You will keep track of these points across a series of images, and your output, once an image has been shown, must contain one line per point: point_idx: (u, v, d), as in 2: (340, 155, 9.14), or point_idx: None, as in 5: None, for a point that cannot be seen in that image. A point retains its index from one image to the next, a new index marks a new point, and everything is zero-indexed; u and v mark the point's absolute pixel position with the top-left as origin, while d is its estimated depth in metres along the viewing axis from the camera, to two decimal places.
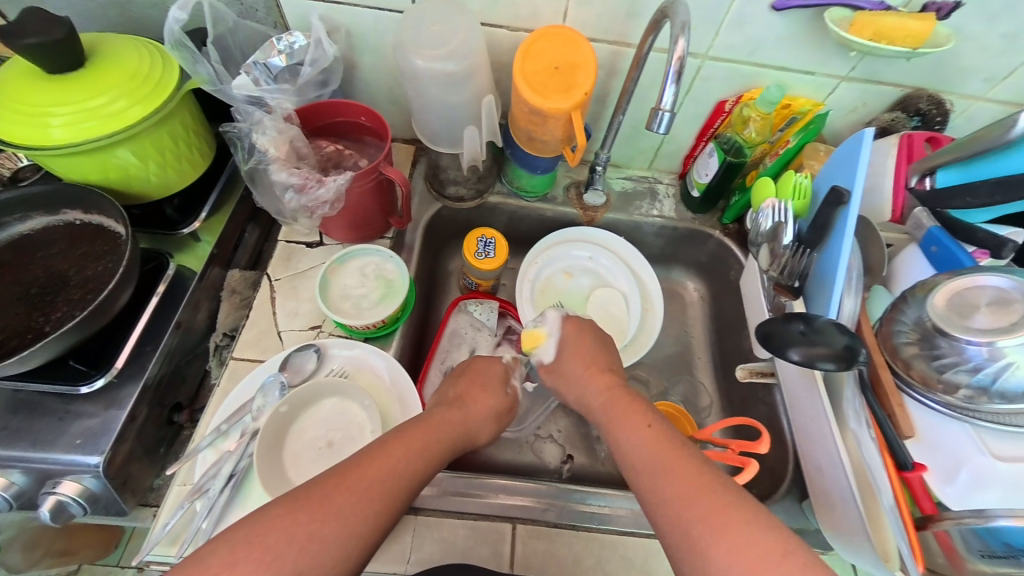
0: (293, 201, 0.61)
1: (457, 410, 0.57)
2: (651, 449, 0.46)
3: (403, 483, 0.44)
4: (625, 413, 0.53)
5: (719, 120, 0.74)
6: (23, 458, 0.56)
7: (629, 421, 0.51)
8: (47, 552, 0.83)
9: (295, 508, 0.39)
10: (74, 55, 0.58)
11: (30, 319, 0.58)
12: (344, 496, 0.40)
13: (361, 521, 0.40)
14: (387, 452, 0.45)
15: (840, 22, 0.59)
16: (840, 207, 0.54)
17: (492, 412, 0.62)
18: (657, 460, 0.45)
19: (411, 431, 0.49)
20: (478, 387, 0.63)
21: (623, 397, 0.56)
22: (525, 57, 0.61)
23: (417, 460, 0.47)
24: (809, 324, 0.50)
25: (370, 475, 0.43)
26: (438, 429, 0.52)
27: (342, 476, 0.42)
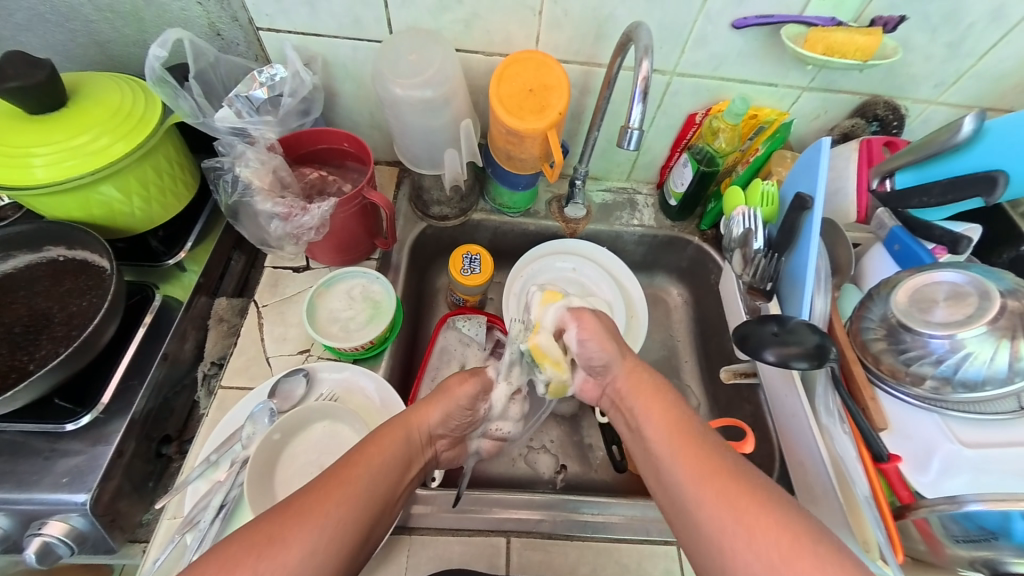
0: (279, 229, 0.63)
1: (416, 412, 0.55)
2: (671, 432, 0.49)
3: (370, 492, 0.45)
4: (644, 392, 0.54)
5: (691, 132, 0.77)
6: (7, 501, 0.55)
7: (648, 401, 0.53)
8: None
9: (257, 528, 0.39)
10: (55, 96, 0.59)
11: (13, 359, 0.58)
12: (311, 504, 0.41)
13: (323, 536, 0.40)
14: (342, 479, 0.44)
15: (795, 38, 0.62)
16: (805, 212, 0.56)
17: (456, 409, 0.57)
18: (677, 454, 0.47)
19: (366, 448, 0.48)
20: (453, 383, 0.59)
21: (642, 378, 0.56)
22: (500, 81, 0.63)
23: (375, 482, 0.46)
24: (782, 324, 0.52)
25: (327, 503, 0.42)
26: (394, 437, 0.51)
27: (299, 504, 0.41)
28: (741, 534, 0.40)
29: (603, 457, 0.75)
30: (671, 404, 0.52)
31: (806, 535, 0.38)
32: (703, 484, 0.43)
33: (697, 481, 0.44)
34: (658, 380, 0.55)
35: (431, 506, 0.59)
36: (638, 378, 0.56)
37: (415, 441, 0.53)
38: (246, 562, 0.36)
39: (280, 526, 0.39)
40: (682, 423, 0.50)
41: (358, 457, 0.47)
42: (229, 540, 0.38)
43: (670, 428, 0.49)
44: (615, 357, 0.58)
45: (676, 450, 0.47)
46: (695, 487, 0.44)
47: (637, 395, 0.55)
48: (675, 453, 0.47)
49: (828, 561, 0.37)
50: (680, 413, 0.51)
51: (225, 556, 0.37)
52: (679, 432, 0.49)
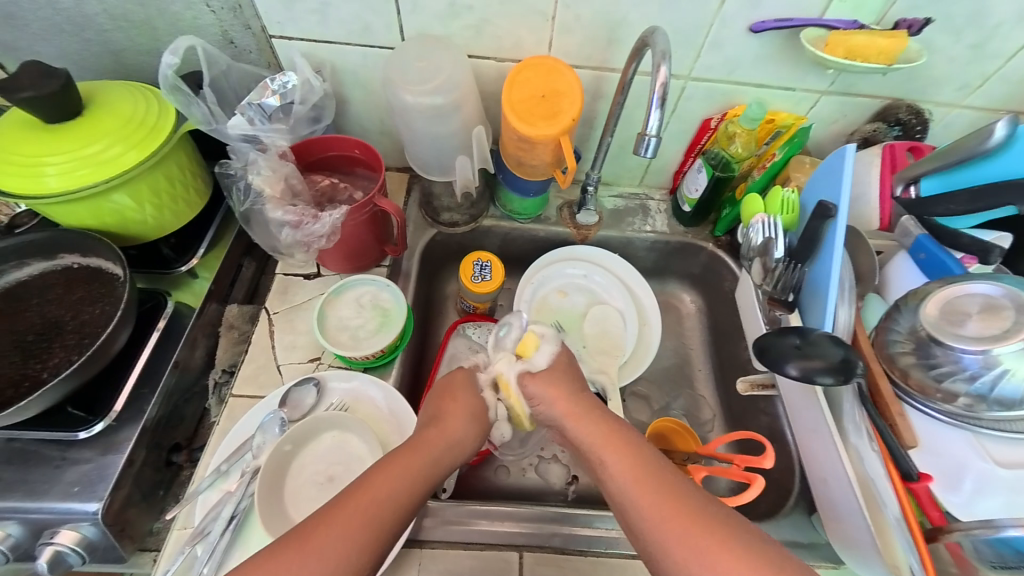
0: (288, 237, 0.62)
1: (439, 427, 0.54)
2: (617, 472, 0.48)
3: (388, 515, 0.44)
4: (603, 438, 0.53)
5: (705, 136, 0.76)
6: (19, 509, 0.55)
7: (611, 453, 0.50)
8: None
9: (277, 556, 0.40)
10: (69, 106, 0.59)
11: (26, 367, 0.58)
12: (326, 535, 0.41)
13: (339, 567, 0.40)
14: (338, 515, 0.42)
15: (815, 41, 0.61)
16: (829, 220, 0.54)
17: (478, 418, 0.58)
18: (641, 493, 0.46)
19: (385, 469, 0.47)
20: (448, 398, 0.59)
21: (609, 421, 0.55)
22: (511, 87, 0.62)
23: (386, 508, 0.44)
24: (804, 337, 0.50)
25: (318, 544, 0.41)
26: (414, 456, 0.50)
27: (292, 542, 0.41)
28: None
29: None
30: (627, 443, 0.51)
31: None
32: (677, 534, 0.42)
33: (666, 529, 0.43)
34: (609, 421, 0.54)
35: (441, 518, 0.58)
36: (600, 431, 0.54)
37: (431, 464, 0.50)
38: None
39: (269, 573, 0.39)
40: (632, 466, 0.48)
41: (363, 487, 0.45)
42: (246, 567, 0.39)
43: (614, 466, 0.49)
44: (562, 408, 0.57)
45: (633, 480, 0.47)
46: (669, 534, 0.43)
47: (602, 446, 0.52)
48: (632, 489, 0.47)
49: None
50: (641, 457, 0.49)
51: None
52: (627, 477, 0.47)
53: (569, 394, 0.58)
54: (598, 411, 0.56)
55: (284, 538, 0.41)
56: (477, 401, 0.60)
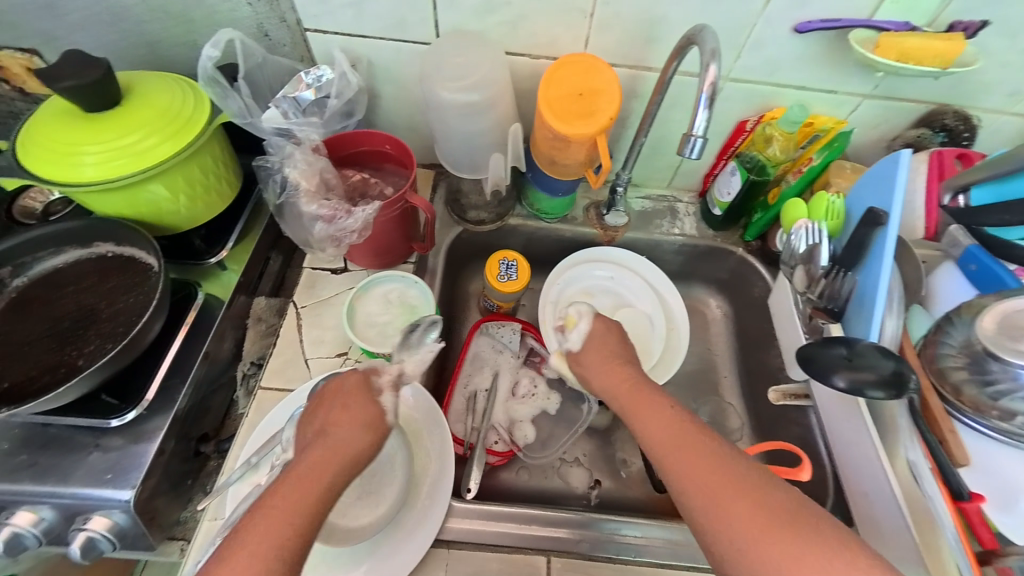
0: (321, 231, 0.62)
1: (338, 440, 0.46)
2: (669, 446, 0.44)
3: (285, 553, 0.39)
4: (642, 401, 0.49)
5: (740, 139, 0.74)
6: (53, 493, 0.56)
7: (649, 416, 0.47)
8: None
9: None
10: (109, 96, 0.59)
11: (61, 354, 0.59)
12: None
13: None
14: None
15: (864, 43, 0.59)
16: (879, 228, 0.53)
17: (384, 420, 0.48)
18: (672, 454, 0.44)
19: (270, 505, 0.41)
20: (339, 408, 0.49)
21: (640, 391, 0.49)
22: (548, 85, 0.61)
23: (275, 552, 0.39)
24: (850, 348, 0.48)
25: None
26: (306, 485, 0.42)
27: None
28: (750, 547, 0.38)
29: (637, 472, 0.73)
30: (670, 413, 0.46)
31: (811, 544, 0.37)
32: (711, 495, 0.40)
33: (702, 493, 0.41)
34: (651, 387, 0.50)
35: (467, 520, 0.57)
36: (638, 391, 0.50)
37: (325, 488, 0.43)
38: None
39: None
40: (698, 439, 0.43)
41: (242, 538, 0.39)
42: None
43: (671, 443, 0.44)
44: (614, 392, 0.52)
45: (663, 443, 0.44)
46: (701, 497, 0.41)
47: (640, 406, 0.49)
48: (660, 452, 0.44)
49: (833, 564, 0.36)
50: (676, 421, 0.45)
51: None
52: (690, 451, 0.43)
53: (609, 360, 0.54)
54: (637, 382, 0.51)
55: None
56: (370, 408, 0.49)
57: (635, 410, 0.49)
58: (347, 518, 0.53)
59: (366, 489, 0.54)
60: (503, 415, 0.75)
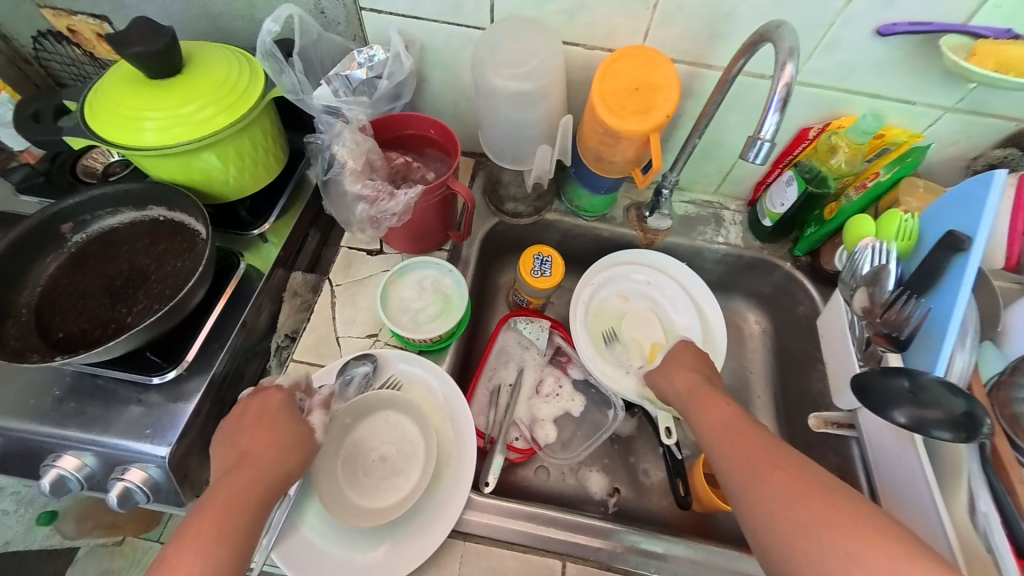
0: (363, 212, 0.62)
1: (248, 460, 0.48)
2: (722, 433, 0.49)
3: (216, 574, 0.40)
4: (704, 398, 0.54)
5: (800, 147, 0.70)
6: (97, 441, 0.59)
7: (705, 408, 0.53)
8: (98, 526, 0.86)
9: None
10: (171, 64, 0.61)
11: (113, 311, 0.62)
12: None
13: None
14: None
15: (956, 50, 0.53)
16: (957, 253, 0.48)
17: (287, 439, 0.50)
18: (720, 438, 0.49)
19: (198, 529, 0.41)
20: (256, 427, 0.50)
21: (704, 388, 0.56)
22: (604, 77, 0.59)
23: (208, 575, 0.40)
24: (913, 381, 0.45)
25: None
26: (230, 502, 0.44)
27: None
28: (778, 513, 0.41)
29: (658, 483, 0.71)
30: (724, 406, 0.52)
31: (843, 515, 0.38)
32: (746, 467, 0.45)
33: (739, 468, 0.45)
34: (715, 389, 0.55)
35: (486, 515, 0.57)
36: (701, 391, 0.56)
37: (257, 508, 0.44)
38: None
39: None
40: (755, 430, 0.48)
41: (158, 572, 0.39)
42: None
43: (727, 431, 0.49)
44: (690, 392, 0.57)
45: (711, 429, 0.50)
46: (736, 471, 0.45)
47: (701, 404, 0.54)
48: (710, 439, 0.50)
49: (870, 537, 0.37)
50: (726, 410, 0.51)
51: None
52: (739, 434, 0.48)
53: (690, 374, 0.60)
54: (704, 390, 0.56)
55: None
56: (297, 428, 0.51)
57: (694, 408, 0.54)
58: (368, 500, 0.55)
59: (386, 473, 0.56)
60: (526, 413, 0.74)
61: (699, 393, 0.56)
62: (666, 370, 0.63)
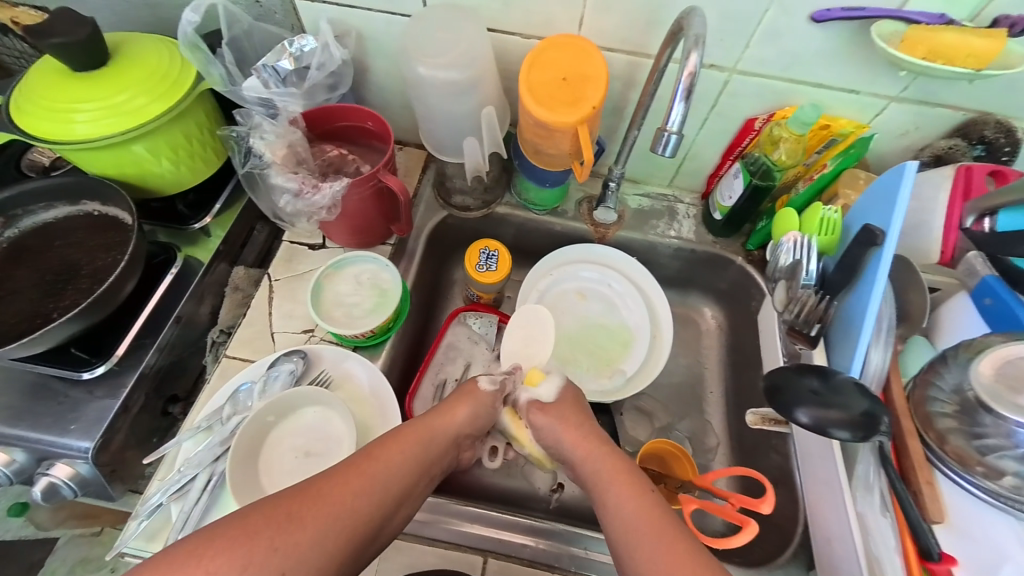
0: (290, 205, 0.61)
1: (445, 412, 0.54)
2: (642, 525, 0.44)
3: (392, 488, 0.46)
4: (616, 470, 0.50)
5: (747, 139, 0.68)
6: (23, 437, 0.60)
7: (623, 489, 0.48)
8: (71, 514, 0.88)
9: (279, 508, 0.40)
10: (98, 54, 0.60)
11: (41, 305, 0.61)
12: (330, 498, 0.42)
13: (330, 531, 0.41)
14: (318, 493, 0.42)
15: (889, 37, 0.52)
16: (872, 248, 0.51)
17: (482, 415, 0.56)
18: (635, 530, 0.44)
19: (387, 444, 0.48)
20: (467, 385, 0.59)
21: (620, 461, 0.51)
22: (532, 67, 0.57)
23: (382, 484, 0.45)
24: (825, 380, 0.48)
25: (280, 514, 0.40)
26: (416, 436, 0.50)
27: (272, 513, 0.40)
28: None
29: None
30: (641, 486, 0.47)
31: None
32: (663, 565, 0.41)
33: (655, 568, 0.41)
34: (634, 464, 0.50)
35: None
36: (619, 466, 0.50)
37: (432, 453, 0.51)
38: (242, 544, 0.38)
39: (232, 533, 0.38)
40: (676, 529, 0.43)
41: (362, 465, 0.46)
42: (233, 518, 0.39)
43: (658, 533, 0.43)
44: (603, 467, 0.51)
45: (634, 511, 0.45)
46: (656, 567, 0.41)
47: (614, 476, 0.49)
48: (630, 525, 0.45)
49: None
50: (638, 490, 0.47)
51: (218, 542, 0.38)
52: (655, 530, 0.44)
53: (586, 438, 0.53)
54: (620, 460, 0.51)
55: (254, 504, 0.40)
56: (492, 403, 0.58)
57: (604, 480, 0.50)
58: None
59: (309, 468, 0.56)
60: None
61: (619, 469, 0.50)
62: (553, 418, 0.55)
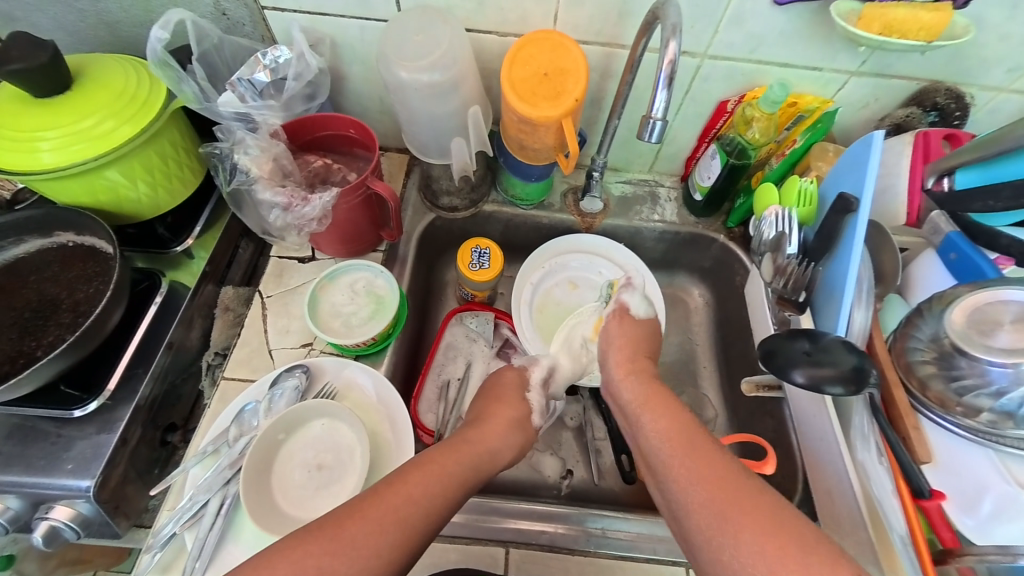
0: (280, 219, 0.61)
1: (479, 432, 0.54)
2: (676, 445, 0.46)
3: (425, 513, 0.44)
4: (651, 400, 0.53)
5: (721, 121, 0.71)
6: (17, 483, 0.57)
7: (653, 412, 0.51)
8: (61, 562, 0.81)
9: (307, 539, 0.39)
10: (60, 78, 0.58)
11: (21, 344, 0.58)
12: (358, 526, 0.40)
13: (366, 563, 0.39)
14: (342, 530, 0.40)
15: (847, 15, 0.54)
16: (849, 215, 0.54)
17: (511, 428, 0.57)
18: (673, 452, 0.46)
19: (420, 467, 0.46)
20: (494, 401, 0.60)
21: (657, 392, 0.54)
22: (512, 64, 0.58)
23: (417, 508, 0.43)
24: (815, 342, 0.52)
25: (308, 560, 0.38)
26: (449, 458, 0.49)
27: (296, 554, 0.38)
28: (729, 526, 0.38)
29: (611, 464, 0.72)
30: (674, 418, 0.49)
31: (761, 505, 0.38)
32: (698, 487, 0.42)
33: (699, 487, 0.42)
34: (661, 392, 0.53)
35: None
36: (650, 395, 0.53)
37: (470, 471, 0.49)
38: None
39: None
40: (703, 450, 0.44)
41: (392, 489, 0.44)
42: (267, 554, 0.38)
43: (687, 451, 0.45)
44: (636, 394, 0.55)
45: (667, 439, 0.47)
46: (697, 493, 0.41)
47: (647, 406, 0.52)
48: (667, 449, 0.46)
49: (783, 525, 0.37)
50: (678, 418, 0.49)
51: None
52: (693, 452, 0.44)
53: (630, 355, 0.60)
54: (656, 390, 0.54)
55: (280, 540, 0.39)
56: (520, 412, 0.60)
57: (641, 411, 0.52)
58: (301, 508, 0.55)
59: (325, 482, 0.56)
60: None
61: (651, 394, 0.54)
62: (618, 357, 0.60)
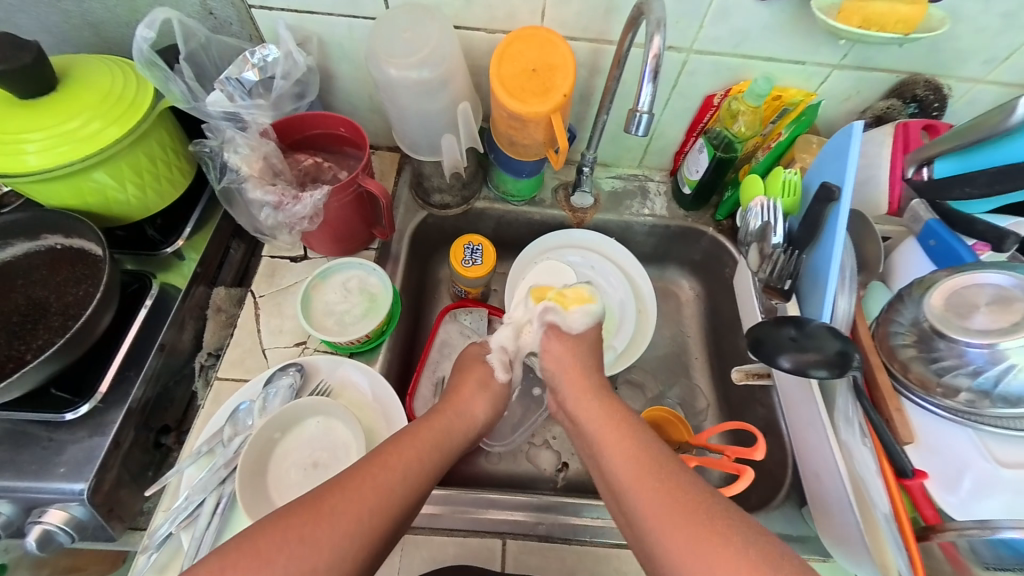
0: (270, 217, 0.61)
1: (458, 406, 0.58)
2: (634, 465, 0.48)
3: (406, 486, 0.46)
4: (604, 421, 0.55)
5: (708, 115, 0.72)
6: (8, 488, 0.57)
7: (610, 430, 0.53)
8: None
9: (293, 512, 0.41)
10: (45, 80, 0.57)
11: (10, 348, 0.58)
12: (341, 498, 0.42)
13: (350, 531, 0.41)
14: (326, 504, 0.42)
15: (827, 9, 0.56)
16: (831, 203, 0.56)
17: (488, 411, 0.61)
18: (633, 475, 0.48)
19: (399, 444, 0.49)
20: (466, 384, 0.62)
21: (615, 408, 0.56)
22: (501, 61, 0.59)
23: (398, 481, 0.46)
24: (801, 329, 0.53)
25: (294, 532, 0.40)
26: (427, 436, 0.52)
27: (284, 530, 0.40)
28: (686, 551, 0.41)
29: None
30: (633, 437, 0.51)
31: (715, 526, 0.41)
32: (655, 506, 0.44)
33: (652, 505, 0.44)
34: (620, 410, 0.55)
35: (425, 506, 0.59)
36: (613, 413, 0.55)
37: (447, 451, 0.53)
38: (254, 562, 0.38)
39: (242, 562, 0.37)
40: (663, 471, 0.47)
41: (373, 464, 0.46)
42: (257, 530, 0.40)
43: (646, 473, 0.47)
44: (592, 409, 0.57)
45: (625, 458, 0.49)
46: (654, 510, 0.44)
47: (602, 425, 0.54)
48: (628, 469, 0.48)
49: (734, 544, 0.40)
50: (637, 439, 0.51)
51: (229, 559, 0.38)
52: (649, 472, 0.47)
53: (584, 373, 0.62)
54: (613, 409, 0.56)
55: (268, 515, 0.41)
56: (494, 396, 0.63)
57: (598, 435, 0.54)
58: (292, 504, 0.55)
59: (317, 479, 0.56)
60: None
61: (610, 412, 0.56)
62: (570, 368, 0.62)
